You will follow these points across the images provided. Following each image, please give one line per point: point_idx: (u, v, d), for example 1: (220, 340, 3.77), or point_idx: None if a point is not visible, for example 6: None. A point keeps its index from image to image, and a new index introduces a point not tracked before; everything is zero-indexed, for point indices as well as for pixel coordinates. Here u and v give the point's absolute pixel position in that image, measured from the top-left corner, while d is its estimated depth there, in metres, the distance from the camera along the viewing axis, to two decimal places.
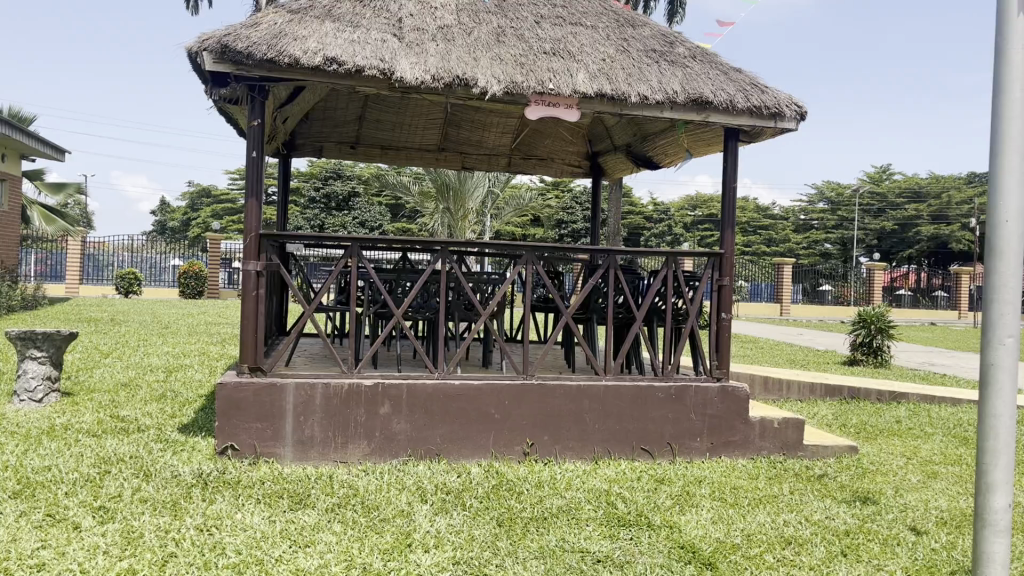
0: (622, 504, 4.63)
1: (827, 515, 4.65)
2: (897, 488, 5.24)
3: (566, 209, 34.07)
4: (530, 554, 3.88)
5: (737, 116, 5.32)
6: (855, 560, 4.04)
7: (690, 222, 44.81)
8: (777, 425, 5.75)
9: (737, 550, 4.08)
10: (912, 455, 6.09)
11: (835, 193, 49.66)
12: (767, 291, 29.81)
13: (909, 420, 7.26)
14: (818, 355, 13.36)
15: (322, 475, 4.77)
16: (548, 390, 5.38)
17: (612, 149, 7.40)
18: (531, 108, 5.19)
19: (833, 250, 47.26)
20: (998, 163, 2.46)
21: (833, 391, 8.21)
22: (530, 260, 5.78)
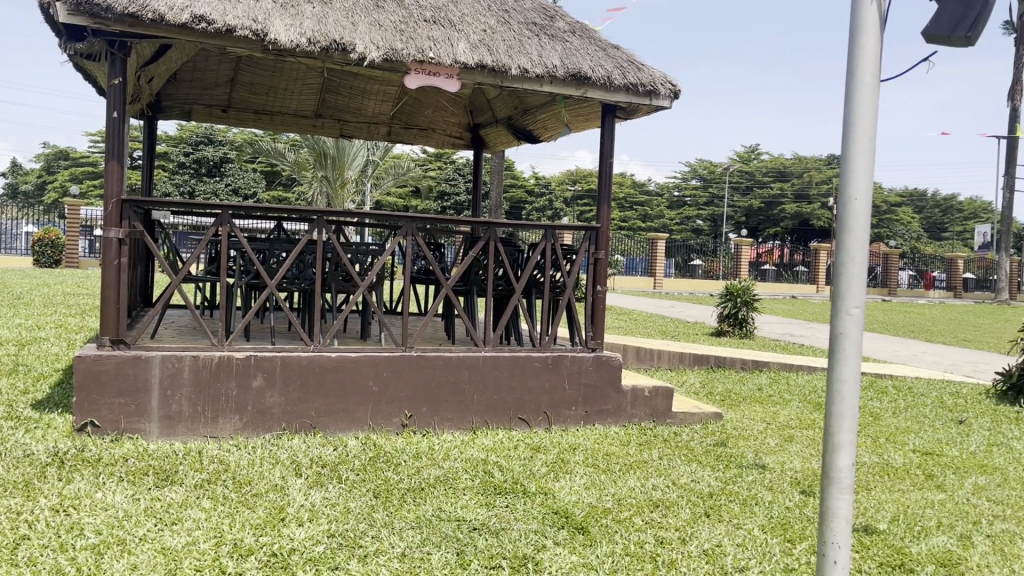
0: (498, 472, 4.71)
1: (693, 478, 4.88)
2: (756, 451, 5.56)
3: (448, 180, 33.94)
4: (406, 524, 3.89)
5: (613, 92, 5.43)
6: (716, 520, 4.26)
7: (571, 197, 45.60)
8: (647, 393, 5.97)
9: (608, 514, 4.23)
10: (771, 420, 6.47)
11: (707, 171, 51.58)
12: (642, 266, 30.71)
13: (769, 387, 7.70)
14: (688, 326, 13.91)
15: (190, 451, 4.60)
16: (426, 361, 5.39)
17: (493, 122, 7.40)
18: (410, 76, 5.12)
19: (704, 226, 49.30)
20: (849, 142, 2.52)
21: (700, 359, 8.58)
22: (410, 231, 5.71)
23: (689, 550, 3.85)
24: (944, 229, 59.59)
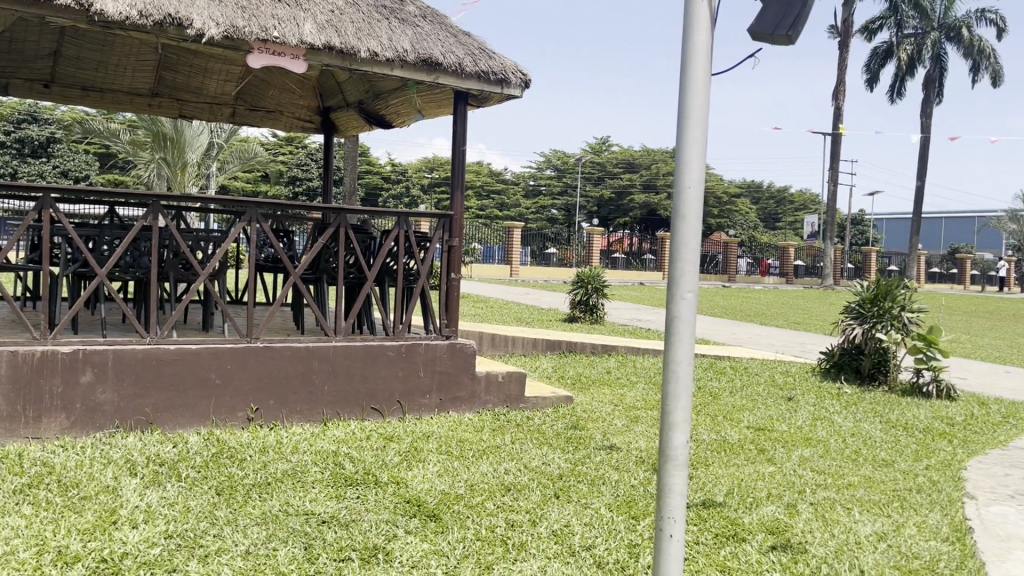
0: (349, 463, 4.62)
1: (543, 461, 4.98)
2: (604, 432, 5.74)
3: (300, 166, 33.05)
4: (251, 521, 3.75)
5: (465, 79, 5.42)
6: (566, 501, 4.37)
7: (427, 184, 45.46)
8: (501, 378, 6.04)
9: (460, 500, 4.25)
10: (618, 402, 6.70)
11: (561, 161, 52.74)
12: (499, 253, 30.98)
13: (617, 370, 7.99)
14: (542, 313, 14.20)
15: (8, 454, 4.25)
16: (274, 352, 5.21)
17: (343, 105, 7.23)
18: (253, 55, 4.91)
19: (559, 215, 50.48)
20: (683, 133, 2.62)
21: (552, 345, 8.77)
22: (255, 217, 5.49)
23: (539, 531, 3.93)
24: (777, 220, 63.70)
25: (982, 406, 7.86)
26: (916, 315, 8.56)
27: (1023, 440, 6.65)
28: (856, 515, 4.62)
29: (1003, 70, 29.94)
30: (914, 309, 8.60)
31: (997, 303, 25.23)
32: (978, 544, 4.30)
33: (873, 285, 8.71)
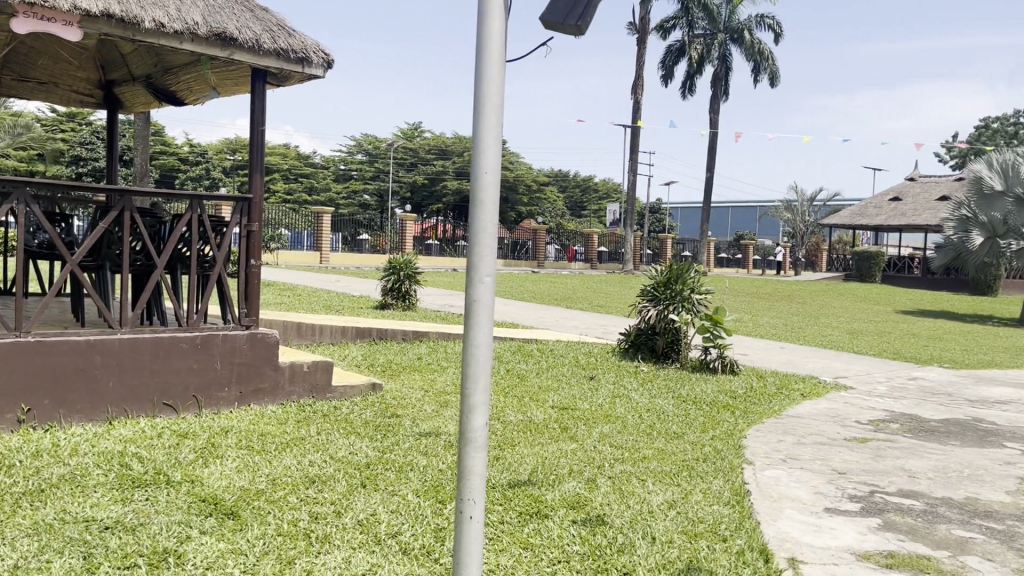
0: (137, 464, 4.31)
1: (350, 451, 4.89)
2: (413, 419, 5.72)
3: (85, 145, 30.48)
4: (20, 533, 3.41)
5: (262, 57, 5.18)
6: (372, 489, 4.31)
7: (230, 167, 43.38)
8: (306, 368, 5.87)
9: (261, 496, 4.09)
10: (428, 387, 6.71)
11: (372, 145, 52.04)
12: (308, 240, 30.07)
13: (428, 356, 7.99)
14: (352, 300, 13.97)
15: None
16: (47, 347, 4.75)
17: (129, 79, 6.71)
18: (17, 19, 4.45)
19: (370, 201, 49.92)
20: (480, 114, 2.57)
21: (362, 333, 8.63)
22: (23, 199, 4.96)
23: (344, 522, 3.85)
24: (584, 207, 66.49)
25: (760, 379, 8.61)
26: (704, 297, 9.23)
27: (794, 409, 7.35)
28: (650, 486, 4.90)
29: (779, 72, 32.75)
30: (702, 292, 9.26)
31: (774, 285, 27.69)
32: (754, 505, 4.70)
33: (667, 270, 9.29)
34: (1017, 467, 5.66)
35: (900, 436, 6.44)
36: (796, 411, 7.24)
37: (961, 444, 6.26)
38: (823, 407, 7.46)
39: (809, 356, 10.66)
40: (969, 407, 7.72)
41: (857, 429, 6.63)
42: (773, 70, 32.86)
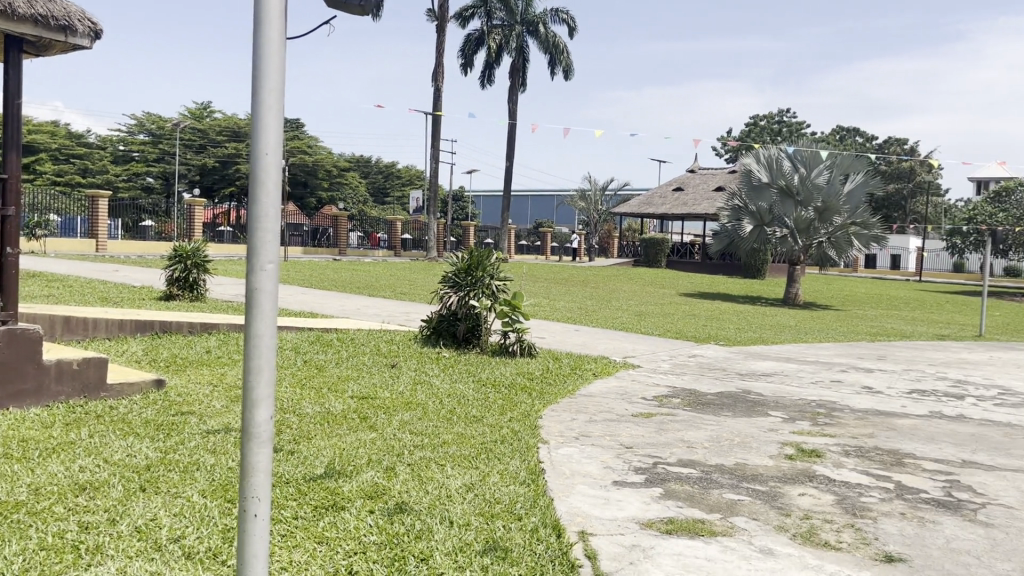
0: None
1: (128, 453, 4.53)
2: (200, 416, 5.40)
3: None
4: None
5: (20, 23, 4.91)
6: (153, 493, 4.03)
7: None
8: (76, 366, 5.37)
9: (21, 508, 3.70)
10: (218, 382, 6.37)
11: (156, 125, 48.64)
12: (82, 226, 27.63)
13: (218, 349, 7.59)
14: (131, 291, 13.00)
15: None
16: None
17: None
18: None
19: (155, 184, 46.73)
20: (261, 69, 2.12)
21: (143, 326, 8.06)
22: None
23: (118, 530, 3.56)
24: (386, 194, 66.01)
25: (557, 361, 8.95)
26: (503, 283, 9.45)
27: (587, 388, 7.71)
28: (449, 471, 4.94)
29: (573, 64, 34.00)
30: (502, 277, 9.48)
31: (570, 271, 28.87)
32: (549, 483, 4.86)
33: (467, 256, 9.42)
34: (778, 432, 6.26)
35: (681, 410, 6.93)
36: (589, 390, 7.59)
37: (733, 415, 6.83)
38: (613, 385, 7.87)
39: (601, 338, 11.22)
40: (740, 380, 8.44)
41: (643, 405, 7.05)
42: (567, 63, 34.04)
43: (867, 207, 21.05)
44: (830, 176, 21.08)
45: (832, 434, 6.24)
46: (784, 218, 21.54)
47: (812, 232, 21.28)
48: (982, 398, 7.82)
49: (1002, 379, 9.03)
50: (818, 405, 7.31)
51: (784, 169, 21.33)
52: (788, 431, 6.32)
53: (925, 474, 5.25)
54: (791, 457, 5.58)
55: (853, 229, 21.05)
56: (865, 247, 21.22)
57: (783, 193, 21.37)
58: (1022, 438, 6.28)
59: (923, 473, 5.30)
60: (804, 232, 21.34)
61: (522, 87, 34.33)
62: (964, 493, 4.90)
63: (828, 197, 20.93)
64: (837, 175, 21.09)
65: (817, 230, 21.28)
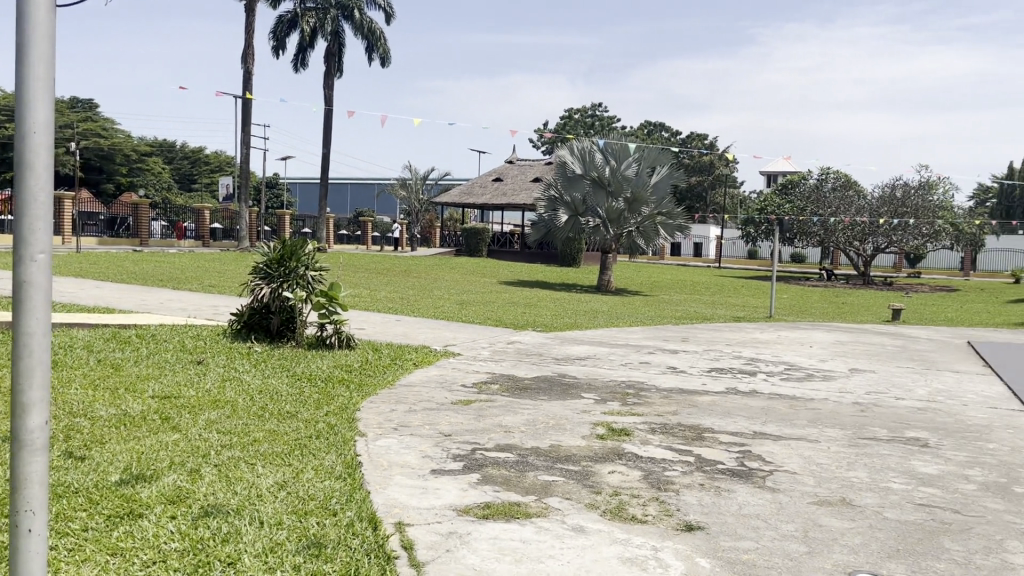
0: None
1: None
2: None
3: None
4: None
5: None
6: None
7: None
8: None
9: None
10: None
11: None
12: None
13: None
14: None
15: None
16: None
17: None
18: None
19: None
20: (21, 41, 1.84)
21: None
22: None
23: None
24: (193, 181, 62.40)
25: (375, 351, 8.83)
26: (319, 273, 9.21)
27: (406, 378, 7.65)
28: (259, 470, 4.74)
29: (391, 51, 33.54)
30: (317, 268, 9.23)
31: (391, 260, 28.59)
32: (366, 476, 4.77)
33: (280, 246, 9.09)
34: (591, 413, 6.50)
35: (498, 396, 7.03)
36: (408, 380, 7.54)
37: (548, 398, 7.02)
38: (432, 374, 7.87)
39: (421, 327, 11.18)
40: (556, 364, 8.70)
41: (462, 392, 7.09)
42: (385, 49, 33.54)
43: (672, 198, 22.33)
44: (638, 168, 22.13)
45: (640, 413, 6.57)
46: (597, 208, 22.43)
47: (622, 222, 22.30)
48: (771, 373, 8.53)
49: (788, 355, 9.89)
50: (628, 385, 7.67)
51: (596, 161, 22.15)
52: (599, 412, 6.58)
53: (721, 446, 5.64)
54: (602, 437, 5.80)
55: (659, 218, 22.24)
56: (670, 236, 22.53)
57: (596, 184, 22.20)
58: (804, 408, 6.90)
59: (720, 445, 5.68)
60: (615, 222, 22.32)
61: (338, 73, 33.46)
62: (755, 461, 5.31)
63: (635, 188, 22.01)
64: (644, 168, 22.17)
65: (627, 219, 22.32)
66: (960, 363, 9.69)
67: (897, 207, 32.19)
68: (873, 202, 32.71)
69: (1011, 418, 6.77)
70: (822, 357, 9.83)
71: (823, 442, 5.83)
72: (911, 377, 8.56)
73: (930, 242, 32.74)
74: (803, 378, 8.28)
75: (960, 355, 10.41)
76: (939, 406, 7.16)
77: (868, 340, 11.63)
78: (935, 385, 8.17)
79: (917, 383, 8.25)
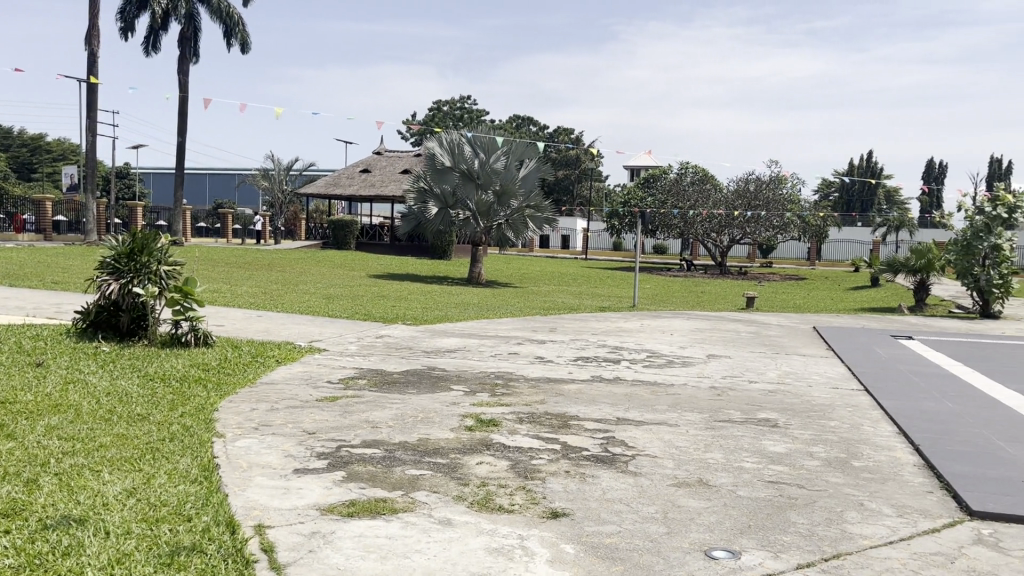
0: None
1: None
2: None
3: None
4: None
5: None
6: None
7: None
8: None
9: None
10: None
11: None
12: None
13: None
14: None
15: None
16: None
17: None
18: None
19: None
20: None
21: None
22: None
23: None
24: (33, 170, 58.16)
25: (235, 349, 8.48)
26: (172, 268, 8.77)
27: (268, 375, 7.39)
28: (105, 477, 4.44)
29: (250, 37, 32.28)
30: (171, 263, 8.78)
31: (254, 254, 27.62)
32: (223, 479, 4.56)
33: (129, 239, 8.60)
34: (459, 405, 6.49)
35: (366, 391, 6.90)
36: (270, 377, 7.28)
37: (417, 392, 6.95)
38: (296, 371, 7.63)
39: (285, 323, 10.85)
40: (425, 357, 8.64)
41: (328, 389, 6.92)
42: (244, 34, 32.22)
43: (540, 191, 22.70)
44: (507, 161, 22.30)
45: (508, 403, 6.61)
46: (467, 200, 22.43)
47: (491, 214, 22.46)
48: (634, 361, 8.81)
49: (650, 343, 10.24)
50: (496, 376, 7.72)
51: (465, 154, 22.12)
52: (468, 403, 6.58)
53: (587, 433, 5.76)
54: (471, 428, 5.80)
55: (528, 211, 22.58)
56: (539, 228, 22.91)
57: (465, 176, 22.18)
58: (664, 394, 7.15)
59: (585, 432, 5.80)
60: (484, 215, 22.46)
61: (194, 58, 31.91)
62: (618, 447, 5.44)
63: (504, 181, 22.20)
64: (513, 161, 22.38)
65: (497, 212, 22.51)
66: (806, 347, 10.32)
67: (750, 200, 33.94)
68: (728, 196, 34.36)
69: (849, 397, 7.27)
70: (681, 344, 10.24)
71: (682, 425, 6.05)
72: (762, 361, 9.04)
73: (780, 234, 34.72)
74: (664, 365, 8.58)
75: (805, 339, 11.10)
76: (787, 387, 7.60)
77: (724, 327, 12.20)
78: (783, 368, 8.67)
79: (768, 367, 8.72)
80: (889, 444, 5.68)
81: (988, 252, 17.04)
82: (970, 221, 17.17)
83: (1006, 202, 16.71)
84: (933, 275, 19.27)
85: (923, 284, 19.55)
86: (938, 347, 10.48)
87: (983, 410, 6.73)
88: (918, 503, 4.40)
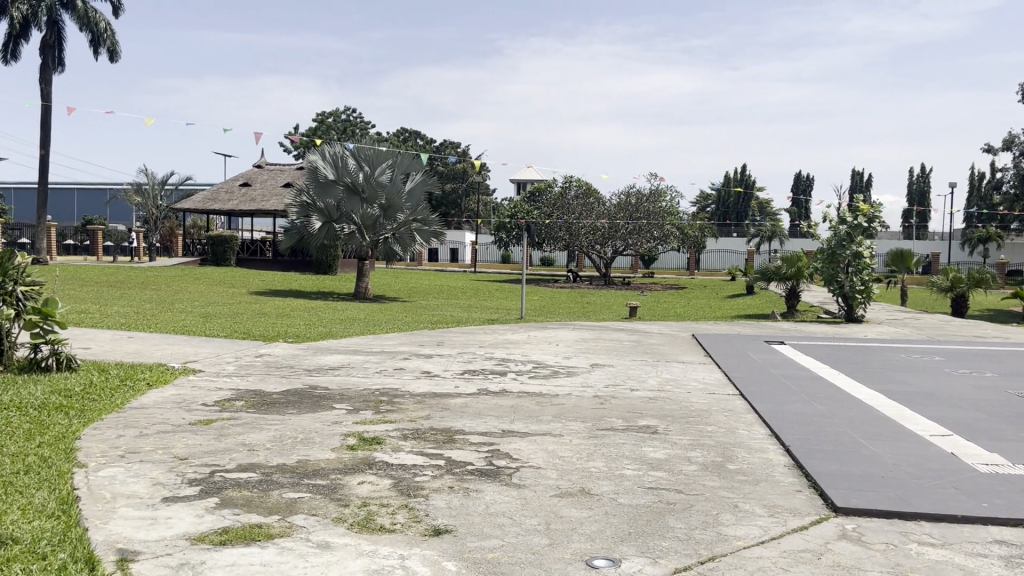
0: None
1: None
2: None
3: None
4: None
5: None
6: None
7: None
8: None
9: None
10: None
11: None
12: None
13: None
14: None
15: None
16: None
17: None
18: None
19: None
20: None
21: None
22: None
23: None
24: None
25: (102, 373, 8.00)
26: (30, 289, 8.18)
27: (138, 400, 7.00)
28: None
29: (119, 45, 30.82)
30: (28, 283, 8.19)
31: (126, 271, 26.35)
32: (83, 512, 4.27)
33: None
34: (341, 424, 6.33)
35: (243, 413, 6.65)
36: (140, 402, 6.89)
37: (297, 412, 6.74)
38: (168, 395, 7.26)
39: (156, 344, 10.32)
40: (306, 376, 8.40)
41: (202, 412, 6.62)
42: (112, 42, 30.74)
43: (426, 205, 22.68)
44: (392, 175, 22.17)
45: (392, 420, 6.50)
46: (352, 214, 22.07)
47: (378, 228, 22.28)
48: (520, 372, 8.85)
49: (535, 355, 10.32)
50: (381, 393, 7.57)
51: (349, 167, 21.79)
52: (351, 422, 6.43)
53: (472, 447, 5.72)
54: (352, 447, 5.67)
55: (414, 225, 22.47)
56: (426, 241, 22.82)
57: (349, 190, 21.84)
58: (549, 404, 7.20)
59: (470, 446, 5.76)
60: (369, 228, 22.24)
61: (57, 66, 30.14)
62: (503, 460, 5.44)
63: (390, 195, 22.04)
64: (398, 175, 22.26)
65: (383, 226, 22.34)
66: (685, 354, 10.63)
67: (631, 212, 34.89)
68: (611, 208, 35.28)
69: (725, 401, 7.53)
70: (566, 354, 10.36)
71: (566, 435, 6.11)
72: (643, 369, 9.26)
73: (660, 245, 35.83)
74: (549, 376, 8.66)
75: (684, 347, 11.44)
76: (667, 394, 7.79)
77: (607, 337, 12.41)
78: (663, 375, 8.90)
79: (650, 375, 8.93)
80: (761, 446, 5.89)
81: (850, 259, 18.07)
82: (835, 230, 18.14)
83: (865, 212, 17.87)
84: (802, 282, 20.26)
85: (793, 292, 20.52)
86: (807, 352, 10.99)
87: (846, 410, 7.10)
88: (788, 503, 4.58)
